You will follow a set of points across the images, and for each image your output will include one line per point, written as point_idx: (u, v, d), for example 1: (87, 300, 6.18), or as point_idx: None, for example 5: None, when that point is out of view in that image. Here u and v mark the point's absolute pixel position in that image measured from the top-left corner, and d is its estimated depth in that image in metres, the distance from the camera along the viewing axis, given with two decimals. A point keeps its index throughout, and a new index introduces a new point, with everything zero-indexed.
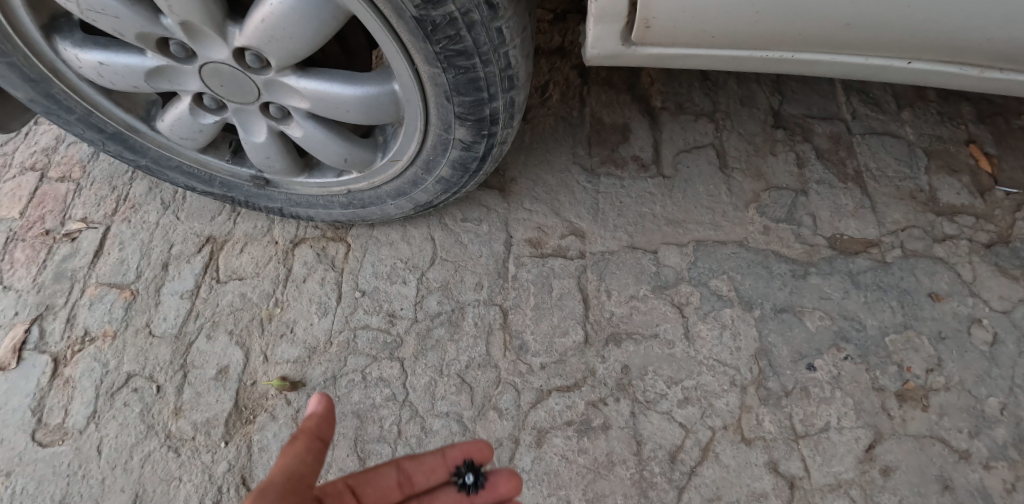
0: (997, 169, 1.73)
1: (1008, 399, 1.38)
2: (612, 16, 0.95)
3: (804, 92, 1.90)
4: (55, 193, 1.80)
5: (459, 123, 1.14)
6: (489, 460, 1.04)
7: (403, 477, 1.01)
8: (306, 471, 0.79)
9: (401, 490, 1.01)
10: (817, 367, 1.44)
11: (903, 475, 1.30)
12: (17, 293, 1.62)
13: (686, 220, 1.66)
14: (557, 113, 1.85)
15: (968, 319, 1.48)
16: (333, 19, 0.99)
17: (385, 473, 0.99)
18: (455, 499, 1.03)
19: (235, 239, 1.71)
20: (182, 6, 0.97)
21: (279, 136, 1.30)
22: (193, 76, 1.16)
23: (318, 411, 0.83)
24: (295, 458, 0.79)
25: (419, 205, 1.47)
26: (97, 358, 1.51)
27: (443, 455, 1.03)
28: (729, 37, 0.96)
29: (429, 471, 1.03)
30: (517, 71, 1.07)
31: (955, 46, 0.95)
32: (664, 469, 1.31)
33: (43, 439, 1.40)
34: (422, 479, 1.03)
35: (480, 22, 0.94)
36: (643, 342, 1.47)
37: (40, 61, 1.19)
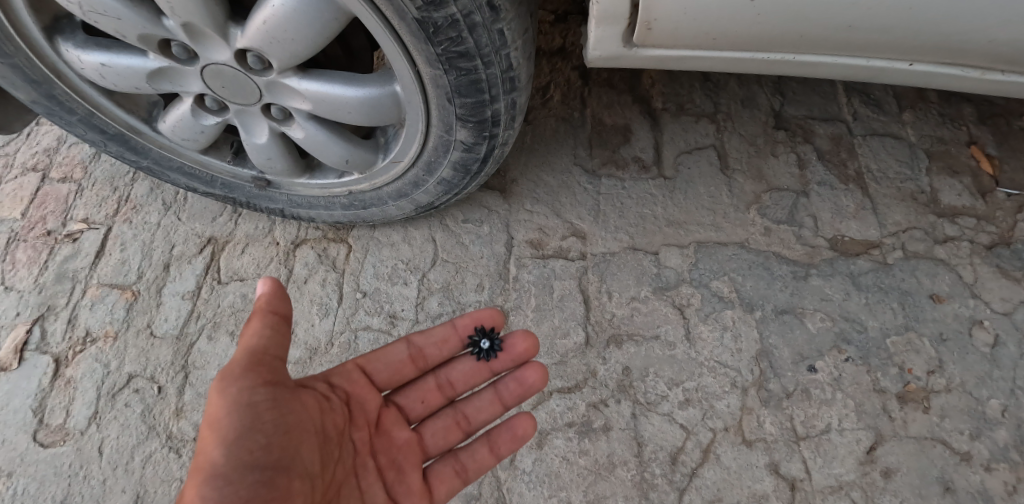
0: (998, 170, 1.73)
1: (1009, 401, 1.38)
2: (613, 18, 0.95)
3: (805, 93, 1.90)
4: (57, 194, 1.80)
5: (460, 124, 1.14)
6: (501, 324, 1.27)
7: (414, 352, 1.21)
8: (270, 343, 0.90)
9: (416, 362, 1.22)
10: (818, 368, 1.43)
11: (904, 477, 1.30)
12: (18, 294, 1.62)
13: (687, 221, 1.66)
14: (558, 114, 1.85)
15: (970, 321, 1.48)
16: (335, 20, 0.99)
17: (397, 348, 1.20)
18: (472, 363, 1.26)
19: (237, 240, 1.71)
20: (184, 7, 0.97)
21: (280, 137, 1.30)
22: (194, 78, 1.16)
23: (267, 290, 0.92)
24: (256, 334, 0.89)
25: (421, 206, 1.47)
26: (98, 358, 1.52)
27: (453, 326, 1.25)
28: (730, 39, 0.97)
29: (440, 343, 1.24)
30: (518, 72, 1.08)
31: (956, 48, 0.95)
32: (665, 471, 1.32)
33: (44, 440, 1.41)
34: (433, 352, 1.24)
35: (482, 24, 0.94)
36: (644, 344, 1.47)
37: (42, 62, 1.19)
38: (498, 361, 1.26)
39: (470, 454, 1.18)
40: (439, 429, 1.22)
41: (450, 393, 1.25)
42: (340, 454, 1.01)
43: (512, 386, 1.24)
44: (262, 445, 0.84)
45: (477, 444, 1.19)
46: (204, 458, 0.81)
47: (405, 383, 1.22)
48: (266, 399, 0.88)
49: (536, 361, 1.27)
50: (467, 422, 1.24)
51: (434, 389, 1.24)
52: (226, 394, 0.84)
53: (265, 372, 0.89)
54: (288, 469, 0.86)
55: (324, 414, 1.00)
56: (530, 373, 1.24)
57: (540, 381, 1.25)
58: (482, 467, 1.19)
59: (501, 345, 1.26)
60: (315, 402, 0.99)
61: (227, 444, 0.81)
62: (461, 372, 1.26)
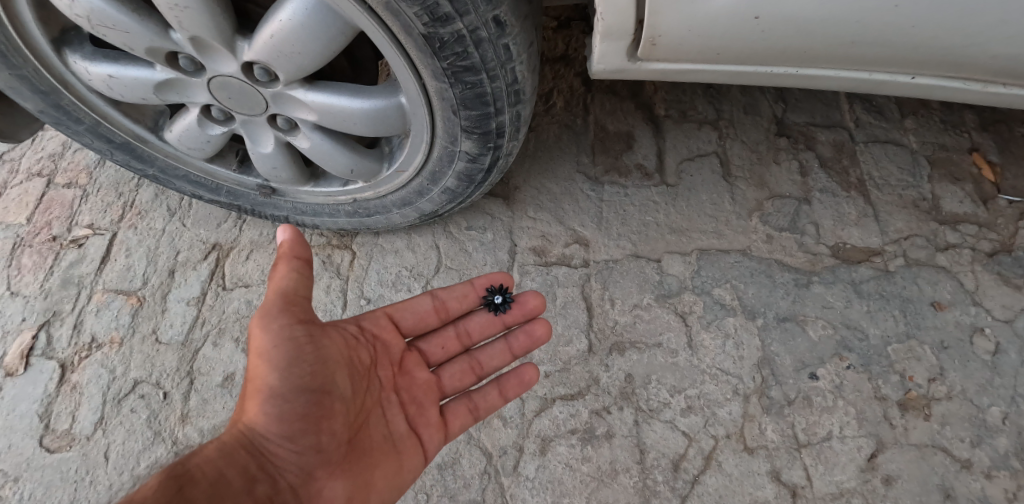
0: (1000, 178, 1.74)
1: (1010, 408, 1.38)
2: (617, 34, 0.96)
3: (807, 100, 1.91)
4: (62, 200, 1.81)
5: (465, 136, 1.15)
6: (512, 283, 1.36)
7: (437, 303, 1.29)
8: (298, 285, 0.99)
9: (439, 313, 1.30)
10: (820, 376, 1.44)
11: (904, 484, 1.31)
12: (25, 299, 1.63)
13: (690, 228, 1.67)
14: (561, 121, 1.86)
15: (971, 329, 1.49)
16: (341, 34, 1.00)
17: (421, 300, 1.28)
18: (487, 317, 1.33)
19: (241, 246, 1.72)
20: (192, 21, 0.98)
21: (286, 147, 1.31)
22: (201, 89, 1.17)
23: (289, 237, 0.99)
24: (285, 278, 0.98)
25: (425, 214, 1.48)
26: (104, 364, 1.53)
27: (471, 284, 1.33)
28: (734, 53, 0.97)
29: (460, 298, 1.32)
30: (523, 85, 1.08)
31: (959, 62, 0.95)
32: (667, 477, 1.33)
33: (50, 445, 1.42)
34: (453, 304, 1.32)
35: (488, 39, 0.95)
36: (647, 352, 1.48)
37: (50, 73, 1.20)
38: (512, 315, 1.33)
39: (482, 395, 1.24)
40: (457, 373, 1.28)
41: (466, 342, 1.32)
42: (369, 384, 1.11)
43: (522, 336, 1.30)
44: (305, 373, 0.98)
45: (487, 387, 1.25)
46: (258, 380, 0.96)
47: (427, 331, 1.29)
48: (303, 334, 0.99)
49: (543, 318, 1.34)
50: (480, 368, 1.30)
51: (454, 337, 1.31)
52: (267, 330, 0.96)
53: (298, 310, 1.00)
54: (329, 391, 1.00)
55: (353, 349, 1.10)
56: (536, 327, 1.31)
57: (546, 334, 1.32)
58: (490, 408, 1.25)
59: (516, 301, 1.33)
60: (343, 338, 1.10)
61: (275, 370, 0.95)
62: (478, 324, 1.33)
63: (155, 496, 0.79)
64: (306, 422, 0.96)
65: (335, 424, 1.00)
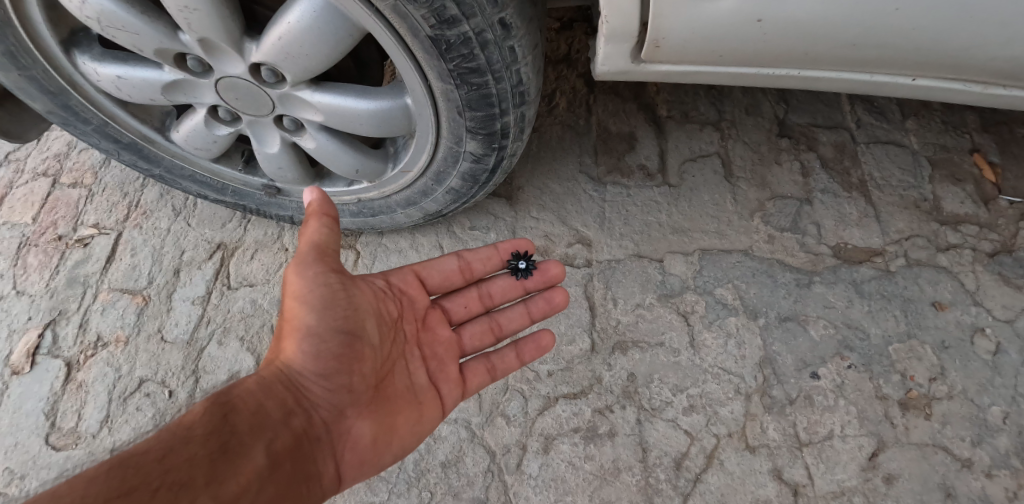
0: (1001, 178, 1.75)
1: (1010, 408, 1.39)
2: (621, 36, 0.97)
3: (809, 101, 1.92)
4: (67, 199, 1.82)
5: (470, 136, 1.16)
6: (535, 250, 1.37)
7: (463, 264, 1.34)
8: (329, 239, 1.04)
9: (463, 274, 1.35)
10: (822, 375, 1.45)
11: (905, 483, 1.32)
12: (30, 298, 1.64)
13: (691, 228, 1.68)
14: (564, 122, 1.87)
15: (972, 329, 1.50)
16: (348, 36, 1.01)
17: (448, 260, 1.33)
18: (510, 281, 1.37)
19: (246, 245, 1.73)
20: (201, 23, 0.99)
21: (292, 147, 1.32)
22: (208, 90, 1.18)
23: (316, 196, 1.05)
24: (316, 232, 1.03)
25: (429, 214, 1.49)
26: (110, 362, 1.54)
27: (495, 248, 1.37)
28: (736, 56, 0.98)
29: (485, 260, 1.36)
30: (528, 87, 1.09)
31: (958, 64, 0.96)
32: (669, 476, 1.33)
33: (56, 443, 1.43)
34: (478, 267, 1.36)
35: (494, 41, 0.96)
36: (649, 351, 1.49)
37: (59, 74, 1.21)
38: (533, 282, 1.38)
39: (500, 356, 1.28)
40: (477, 333, 1.33)
41: (488, 303, 1.37)
42: (395, 335, 1.17)
43: (541, 301, 1.34)
44: (338, 318, 1.05)
45: (504, 349, 1.28)
46: (295, 321, 1.04)
47: (452, 290, 1.35)
48: (337, 282, 1.06)
49: (563, 287, 1.39)
50: (499, 329, 1.34)
51: (476, 297, 1.36)
52: (303, 276, 1.03)
53: (331, 260, 1.05)
54: (359, 336, 1.08)
55: (381, 301, 1.17)
56: (556, 296, 1.35)
57: (564, 303, 1.36)
58: (506, 369, 1.28)
59: (537, 267, 1.37)
60: (372, 290, 1.16)
61: (312, 313, 1.03)
62: (500, 287, 1.37)
63: (205, 421, 0.91)
64: (339, 361, 1.05)
65: (364, 367, 1.08)
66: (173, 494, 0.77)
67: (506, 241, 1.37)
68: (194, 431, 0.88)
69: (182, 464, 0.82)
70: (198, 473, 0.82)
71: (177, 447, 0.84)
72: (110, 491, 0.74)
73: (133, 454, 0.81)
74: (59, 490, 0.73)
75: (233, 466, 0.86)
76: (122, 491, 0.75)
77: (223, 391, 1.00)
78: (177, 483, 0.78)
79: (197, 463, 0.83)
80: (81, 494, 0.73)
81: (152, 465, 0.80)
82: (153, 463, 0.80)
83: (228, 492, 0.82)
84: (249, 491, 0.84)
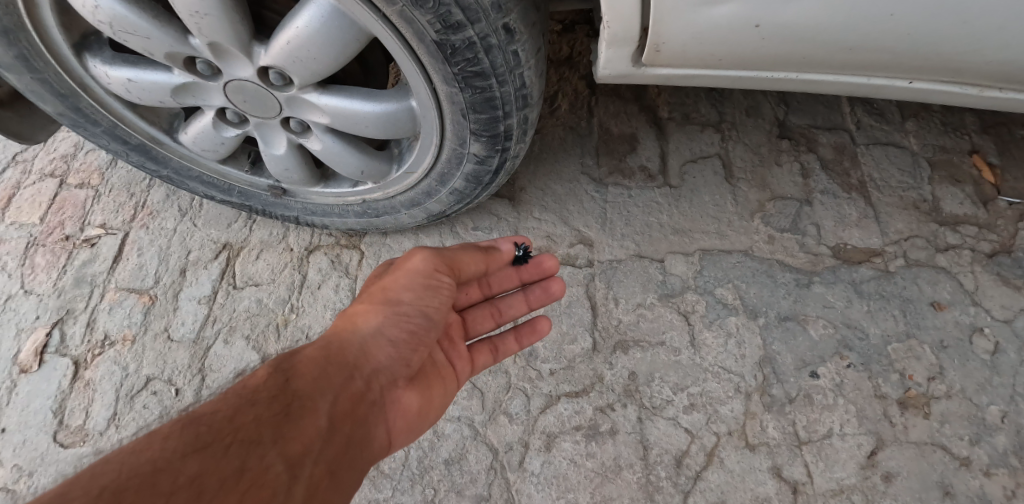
0: (1000, 180, 1.76)
1: (1009, 407, 1.41)
2: (622, 41, 0.99)
3: (809, 103, 1.93)
4: (75, 200, 1.84)
5: (474, 138, 1.18)
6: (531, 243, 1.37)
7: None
8: None
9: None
10: (821, 374, 1.46)
11: (904, 481, 1.33)
12: (38, 297, 1.66)
13: (693, 229, 1.69)
14: (566, 124, 1.89)
15: (971, 328, 1.51)
16: (355, 40, 1.03)
17: (453, 249, 1.34)
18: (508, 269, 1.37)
19: (252, 245, 1.75)
20: (211, 27, 1.01)
21: (298, 149, 1.35)
22: (217, 92, 1.20)
23: None
24: None
25: (433, 215, 1.51)
26: (117, 361, 1.56)
27: (498, 241, 1.38)
28: (735, 60, 1.00)
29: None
30: (531, 90, 1.11)
31: (954, 67, 0.98)
32: (670, 473, 1.35)
33: (64, 440, 1.45)
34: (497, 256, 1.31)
35: (497, 46, 0.98)
36: (650, 350, 1.51)
37: (70, 77, 1.23)
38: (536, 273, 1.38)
39: (503, 341, 1.32)
40: (480, 317, 1.36)
41: (488, 291, 1.37)
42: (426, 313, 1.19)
43: (538, 290, 1.37)
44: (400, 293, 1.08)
45: (506, 334, 1.33)
46: (389, 294, 1.11)
47: None
48: None
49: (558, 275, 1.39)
50: (499, 314, 1.38)
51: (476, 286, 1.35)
52: None
53: None
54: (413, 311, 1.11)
55: None
56: (554, 284, 1.36)
57: (560, 292, 1.37)
58: (507, 352, 1.33)
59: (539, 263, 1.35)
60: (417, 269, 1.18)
61: (410, 291, 1.11)
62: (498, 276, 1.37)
63: (269, 385, 0.90)
64: (394, 334, 1.08)
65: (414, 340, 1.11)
66: (245, 450, 0.77)
67: (508, 236, 1.37)
68: (259, 394, 0.88)
69: (251, 423, 0.82)
70: (267, 430, 0.82)
71: (244, 408, 0.84)
72: (186, 445, 0.75)
73: (203, 414, 0.82)
74: (138, 444, 0.75)
75: (300, 424, 0.85)
76: (197, 446, 0.75)
77: (283, 358, 1.00)
78: (247, 440, 0.79)
79: (265, 422, 0.83)
80: (158, 449, 0.74)
81: (223, 424, 0.80)
82: (223, 421, 0.81)
83: (296, 449, 0.82)
84: (315, 451, 0.84)
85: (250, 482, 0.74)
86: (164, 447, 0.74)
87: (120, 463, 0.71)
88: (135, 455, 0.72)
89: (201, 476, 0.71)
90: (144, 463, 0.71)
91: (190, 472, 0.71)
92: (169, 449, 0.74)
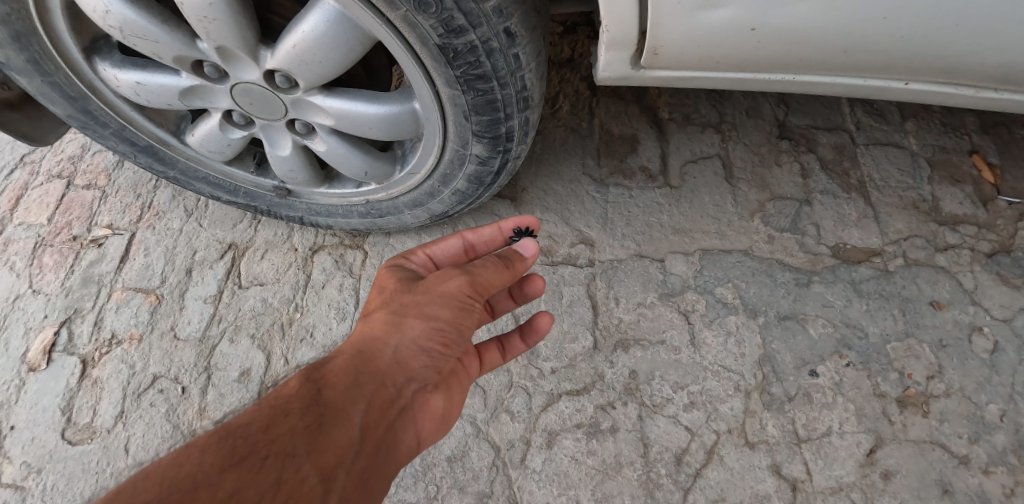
0: (1000, 180, 1.77)
1: (1008, 406, 1.42)
2: (621, 44, 1.00)
3: (809, 103, 1.94)
4: (82, 201, 1.87)
5: (476, 139, 1.20)
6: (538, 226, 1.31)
7: (467, 245, 1.27)
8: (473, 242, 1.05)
9: (468, 254, 1.29)
10: (820, 373, 1.48)
11: (903, 479, 1.35)
12: (46, 297, 1.69)
13: (693, 229, 1.71)
14: (567, 125, 1.91)
15: (970, 327, 1.52)
16: (360, 44, 1.05)
17: (453, 242, 1.26)
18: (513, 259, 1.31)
19: (257, 245, 1.77)
20: (219, 31, 1.04)
21: (302, 150, 1.37)
22: (224, 95, 1.22)
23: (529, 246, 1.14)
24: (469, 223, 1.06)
25: (435, 215, 1.53)
26: (124, 360, 1.58)
27: (498, 228, 1.30)
28: (733, 62, 1.02)
29: (488, 242, 1.29)
30: (532, 92, 1.13)
31: (949, 68, 0.99)
32: (670, 471, 1.37)
33: (72, 438, 1.47)
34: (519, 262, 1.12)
35: (499, 49, 1.00)
36: (650, 349, 1.52)
37: (80, 80, 1.26)
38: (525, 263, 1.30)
39: (508, 339, 1.26)
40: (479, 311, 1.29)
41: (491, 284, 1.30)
42: None
43: (520, 289, 1.29)
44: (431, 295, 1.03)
45: (510, 332, 1.27)
46: (425, 306, 1.02)
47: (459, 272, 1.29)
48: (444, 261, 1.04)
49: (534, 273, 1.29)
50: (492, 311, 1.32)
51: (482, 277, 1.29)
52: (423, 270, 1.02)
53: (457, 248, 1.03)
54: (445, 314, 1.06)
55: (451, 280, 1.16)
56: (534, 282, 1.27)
57: (541, 288, 1.28)
58: (513, 351, 1.27)
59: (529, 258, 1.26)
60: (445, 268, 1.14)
61: (448, 308, 1.02)
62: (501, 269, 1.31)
63: (300, 395, 0.89)
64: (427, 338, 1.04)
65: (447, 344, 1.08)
66: (280, 461, 0.78)
67: (508, 221, 1.30)
68: (292, 403, 0.87)
69: (286, 434, 0.81)
70: (300, 441, 0.81)
71: (277, 419, 0.84)
72: (222, 458, 0.75)
73: (239, 425, 0.82)
74: (176, 457, 0.75)
75: (333, 435, 0.84)
76: (233, 459, 0.76)
77: (314, 365, 0.98)
78: (282, 452, 0.79)
79: (298, 432, 0.82)
80: (196, 462, 0.75)
81: (257, 435, 0.80)
82: (258, 432, 0.81)
83: (329, 460, 0.81)
84: (348, 461, 0.83)
85: (288, 494, 0.74)
86: (200, 460, 0.75)
87: (160, 477, 0.73)
88: (174, 468, 0.74)
89: (238, 490, 0.72)
90: (182, 477, 0.72)
91: (228, 486, 0.72)
92: (207, 462, 0.75)
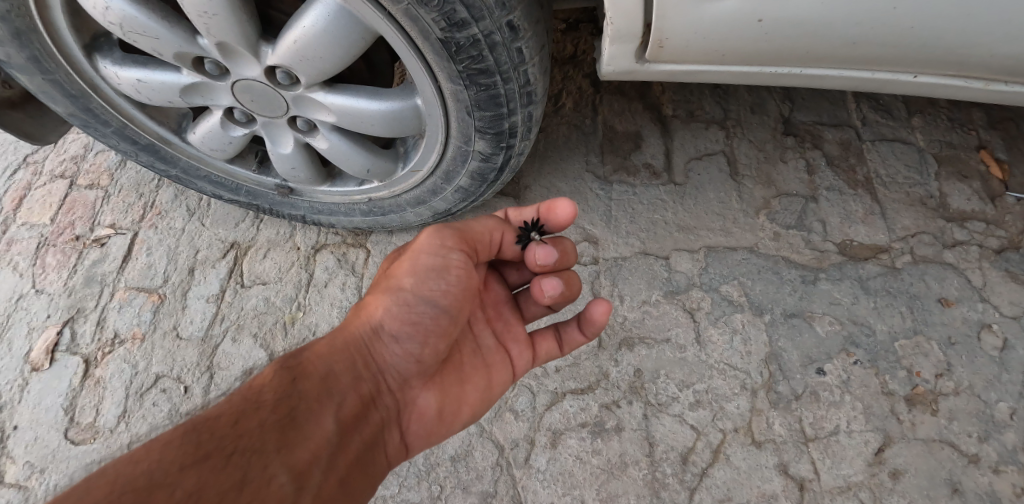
0: (1008, 175, 1.75)
1: (1017, 404, 1.40)
2: (625, 37, 0.99)
3: (815, 99, 1.93)
4: (84, 201, 1.86)
5: (479, 135, 1.19)
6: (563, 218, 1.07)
7: None
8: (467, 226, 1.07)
9: None
10: (827, 371, 1.46)
11: (912, 478, 1.33)
12: (50, 297, 1.69)
13: (697, 226, 1.69)
14: (570, 122, 1.89)
15: (978, 325, 1.50)
16: (361, 39, 1.04)
17: None
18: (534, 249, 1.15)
19: (259, 244, 1.76)
20: (218, 26, 1.03)
21: (304, 147, 1.36)
22: (224, 92, 1.22)
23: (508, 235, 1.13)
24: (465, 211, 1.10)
25: (438, 213, 1.51)
26: (127, 359, 1.58)
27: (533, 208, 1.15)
28: (739, 55, 1.00)
29: None
30: (535, 87, 1.12)
31: (958, 60, 0.97)
32: (676, 470, 1.35)
33: (75, 437, 1.47)
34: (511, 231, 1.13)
35: (502, 43, 0.99)
36: (655, 347, 1.51)
37: (81, 78, 1.25)
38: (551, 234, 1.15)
39: (565, 329, 1.22)
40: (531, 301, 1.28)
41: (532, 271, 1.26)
42: None
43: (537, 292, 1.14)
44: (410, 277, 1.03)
45: (569, 321, 1.22)
46: (393, 279, 1.03)
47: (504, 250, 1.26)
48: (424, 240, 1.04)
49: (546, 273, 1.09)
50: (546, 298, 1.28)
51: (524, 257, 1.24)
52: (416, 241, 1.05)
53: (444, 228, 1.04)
54: None
55: None
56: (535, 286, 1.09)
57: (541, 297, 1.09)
58: (571, 342, 1.22)
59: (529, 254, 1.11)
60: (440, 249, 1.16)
61: (421, 285, 1.01)
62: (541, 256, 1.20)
63: (275, 385, 0.90)
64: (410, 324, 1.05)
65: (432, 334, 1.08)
66: (248, 459, 0.77)
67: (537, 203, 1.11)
68: (264, 396, 0.87)
69: (255, 430, 0.81)
70: (271, 438, 0.81)
71: (248, 412, 0.84)
72: (186, 455, 0.74)
73: (208, 418, 0.82)
74: (136, 453, 0.75)
75: (305, 432, 0.85)
76: (197, 457, 0.75)
77: (291, 353, 0.98)
78: (251, 451, 0.78)
79: (269, 427, 0.83)
80: (155, 459, 0.73)
81: (226, 431, 0.80)
82: (227, 428, 0.80)
83: (302, 461, 0.82)
84: (322, 461, 0.84)
85: (254, 494, 0.74)
86: (161, 457, 0.73)
87: (119, 472, 0.72)
88: (133, 464, 0.73)
89: (197, 490, 0.70)
90: (140, 474, 0.71)
91: (187, 487, 0.70)
92: (167, 459, 0.73)
